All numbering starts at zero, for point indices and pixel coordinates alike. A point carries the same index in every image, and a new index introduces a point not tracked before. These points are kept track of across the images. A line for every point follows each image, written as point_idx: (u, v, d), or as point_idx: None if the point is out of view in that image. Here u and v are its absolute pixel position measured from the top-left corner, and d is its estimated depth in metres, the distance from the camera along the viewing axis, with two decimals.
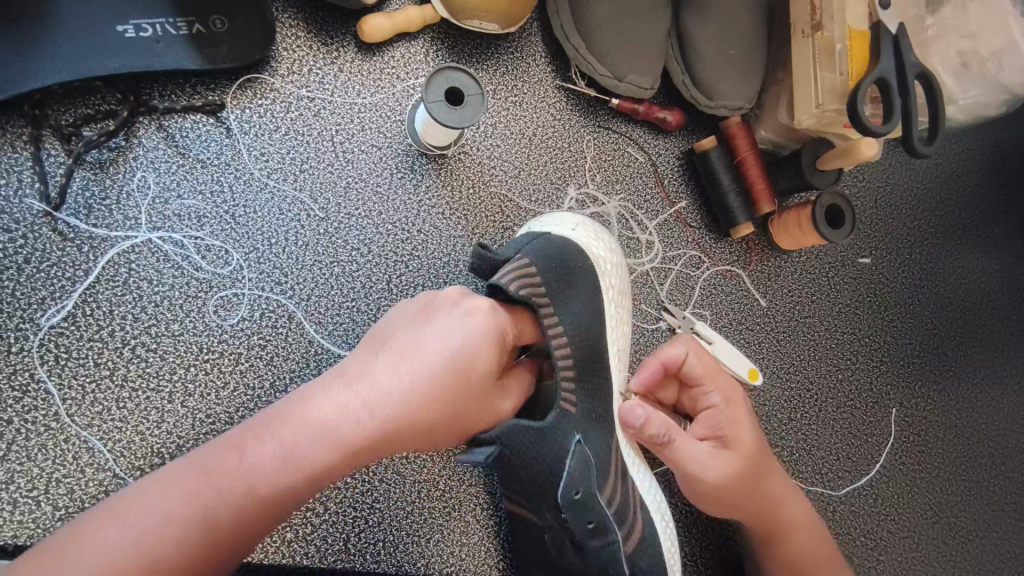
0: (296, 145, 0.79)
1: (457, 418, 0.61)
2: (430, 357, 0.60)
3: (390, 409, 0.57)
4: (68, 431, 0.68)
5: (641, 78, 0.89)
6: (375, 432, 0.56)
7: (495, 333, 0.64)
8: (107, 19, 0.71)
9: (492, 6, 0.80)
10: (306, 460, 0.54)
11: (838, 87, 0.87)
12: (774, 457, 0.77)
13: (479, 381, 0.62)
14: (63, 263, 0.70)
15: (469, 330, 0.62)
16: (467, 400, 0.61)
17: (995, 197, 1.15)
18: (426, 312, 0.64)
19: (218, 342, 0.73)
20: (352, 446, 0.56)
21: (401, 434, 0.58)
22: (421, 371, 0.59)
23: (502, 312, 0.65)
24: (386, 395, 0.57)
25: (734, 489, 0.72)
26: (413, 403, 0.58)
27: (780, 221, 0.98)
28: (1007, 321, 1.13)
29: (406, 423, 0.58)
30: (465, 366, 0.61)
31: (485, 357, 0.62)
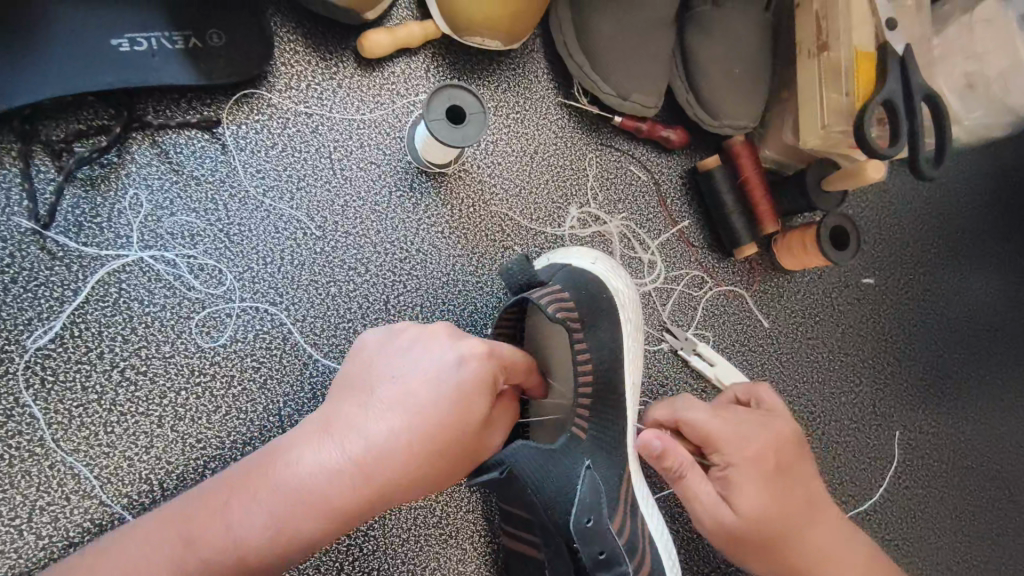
0: (293, 162, 0.78)
1: (453, 465, 0.58)
2: (421, 407, 0.56)
3: (381, 464, 0.54)
4: (54, 457, 0.66)
5: (646, 96, 0.88)
6: (365, 491, 0.53)
7: (490, 376, 0.60)
8: (101, 33, 0.69)
9: (495, 21, 0.79)
10: (293, 524, 0.52)
11: (844, 108, 0.86)
12: (802, 504, 0.70)
13: (475, 426, 0.58)
14: (52, 283, 0.68)
15: (463, 375, 0.58)
16: (462, 445, 0.57)
17: (999, 217, 1.14)
18: (417, 354, 0.60)
19: (209, 364, 0.71)
20: (342, 504, 0.53)
21: (394, 489, 0.55)
22: (411, 423, 0.55)
23: (497, 352, 0.61)
24: (374, 451, 0.54)
25: (744, 535, 0.68)
26: (403, 458, 0.54)
27: (785, 243, 0.97)
28: (1011, 343, 1.11)
29: (397, 479, 0.54)
30: (459, 414, 0.57)
31: (480, 401, 0.58)
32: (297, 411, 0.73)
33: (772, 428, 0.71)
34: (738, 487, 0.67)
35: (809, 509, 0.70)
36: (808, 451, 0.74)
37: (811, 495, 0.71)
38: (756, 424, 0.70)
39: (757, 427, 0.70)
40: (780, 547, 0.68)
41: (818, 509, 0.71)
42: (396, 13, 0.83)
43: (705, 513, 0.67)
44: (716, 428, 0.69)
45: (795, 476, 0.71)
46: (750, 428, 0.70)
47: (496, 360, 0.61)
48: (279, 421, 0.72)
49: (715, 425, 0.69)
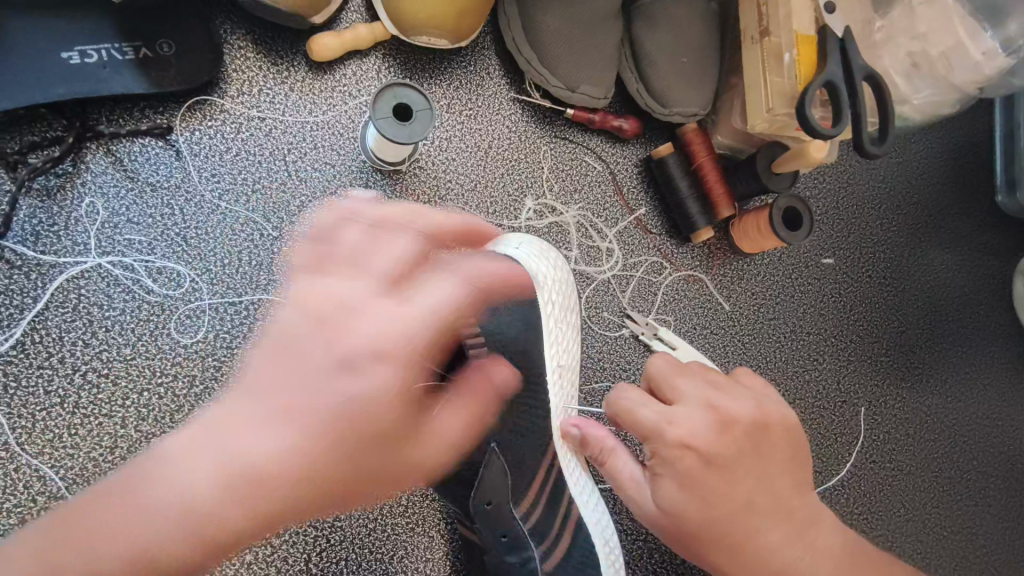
0: (247, 165, 0.79)
1: (359, 431, 0.55)
2: (259, 378, 0.55)
3: (232, 454, 0.53)
4: (19, 461, 0.67)
5: (593, 87, 0.91)
6: (330, 466, 0.54)
7: (399, 278, 0.59)
8: (50, 46, 0.71)
9: (430, 20, 0.81)
10: (177, 495, 0.52)
11: (786, 92, 0.88)
12: (767, 499, 0.67)
13: (338, 366, 0.55)
14: (11, 291, 0.70)
15: (314, 298, 0.57)
16: (327, 403, 0.54)
17: (954, 195, 1.16)
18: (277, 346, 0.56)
19: (170, 366, 0.73)
20: (241, 496, 0.53)
21: (323, 479, 0.54)
22: (257, 403, 0.55)
23: (382, 260, 0.59)
24: (220, 445, 0.53)
25: (698, 530, 0.65)
26: (264, 454, 0.53)
27: (741, 226, 0.99)
28: (974, 317, 1.13)
29: (275, 461, 0.53)
30: (316, 407, 0.54)
31: (370, 343, 0.56)
32: None
33: (731, 416, 0.67)
34: (694, 480, 0.65)
35: (774, 507, 0.67)
36: (787, 440, 0.70)
37: (781, 489, 0.68)
38: (712, 411, 0.67)
39: (714, 417, 0.67)
40: (739, 544, 0.66)
41: (786, 505, 0.68)
42: (346, 16, 0.85)
43: (632, 497, 0.69)
44: (655, 414, 0.67)
45: (764, 470, 0.67)
46: (702, 412, 0.67)
47: (391, 283, 0.59)
48: None
49: (654, 415, 0.67)
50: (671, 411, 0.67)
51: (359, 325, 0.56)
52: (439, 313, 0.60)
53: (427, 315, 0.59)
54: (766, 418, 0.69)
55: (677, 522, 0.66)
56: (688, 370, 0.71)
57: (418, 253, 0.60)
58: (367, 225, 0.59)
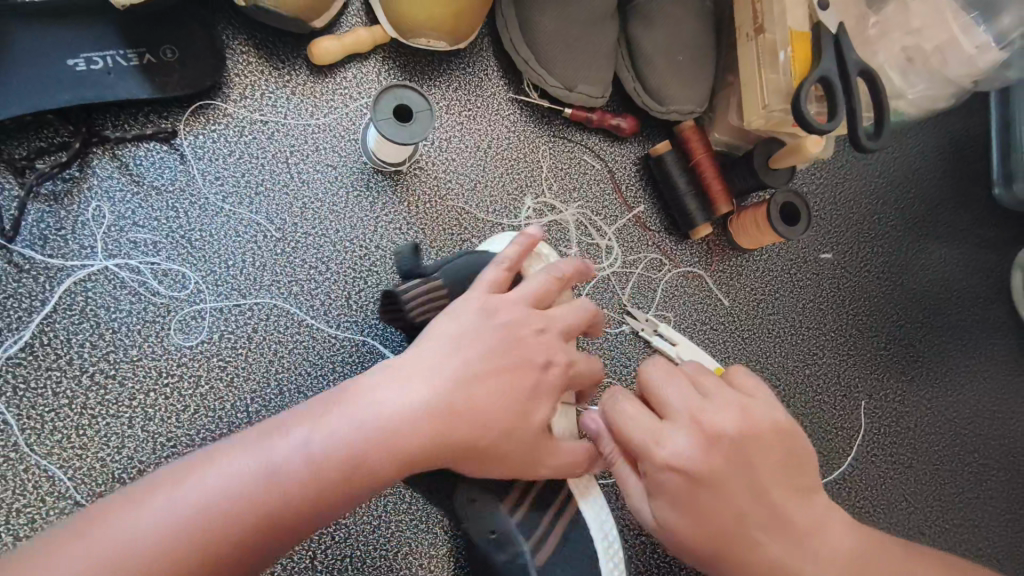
0: (251, 168, 0.81)
1: (464, 428, 0.59)
2: (449, 355, 0.61)
3: (417, 420, 0.57)
4: (29, 461, 0.68)
5: (591, 87, 0.92)
6: (435, 441, 0.58)
7: (534, 330, 0.66)
8: (56, 53, 0.73)
9: (428, 21, 0.82)
10: (355, 445, 0.55)
11: (781, 88, 0.88)
12: (761, 513, 0.64)
13: (514, 389, 0.62)
14: (20, 294, 0.71)
15: (506, 329, 0.64)
16: (517, 385, 0.63)
17: (951, 190, 1.17)
18: (490, 323, 0.64)
19: (176, 366, 0.74)
20: (396, 449, 0.57)
21: (400, 451, 0.57)
22: (463, 366, 0.61)
23: (543, 312, 0.68)
24: (363, 407, 0.57)
25: (694, 546, 0.64)
26: (423, 414, 0.58)
27: (739, 222, 1.00)
28: (973, 310, 1.14)
29: (392, 427, 0.57)
30: (438, 380, 0.60)
31: (547, 361, 0.65)
32: (264, 408, 0.75)
33: (715, 433, 0.64)
34: (678, 501, 0.63)
35: (770, 520, 0.64)
36: (781, 443, 0.66)
37: (776, 502, 0.64)
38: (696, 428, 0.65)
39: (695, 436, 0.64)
40: (740, 561, 0.64)
41: (784, 517, 0.65)
42: (345, 20, 0.86)
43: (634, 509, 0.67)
44: (643, 431, 0.65)
45: (756, 483, 0.64)
46: (690, 425, 0.65)
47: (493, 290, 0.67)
48: (248, 416, 0.75)
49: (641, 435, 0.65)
50: (654, 429, 0.65)
51: (536, 350, 0.65)
52: (563, 365, 0.67)
53: (561, 374, 0.66)
54: (755, 430, 0.66)
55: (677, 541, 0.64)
56: (680, 378, 0.69)
57: (589, 314, 0.71)
58: (554, 279, 0.70)
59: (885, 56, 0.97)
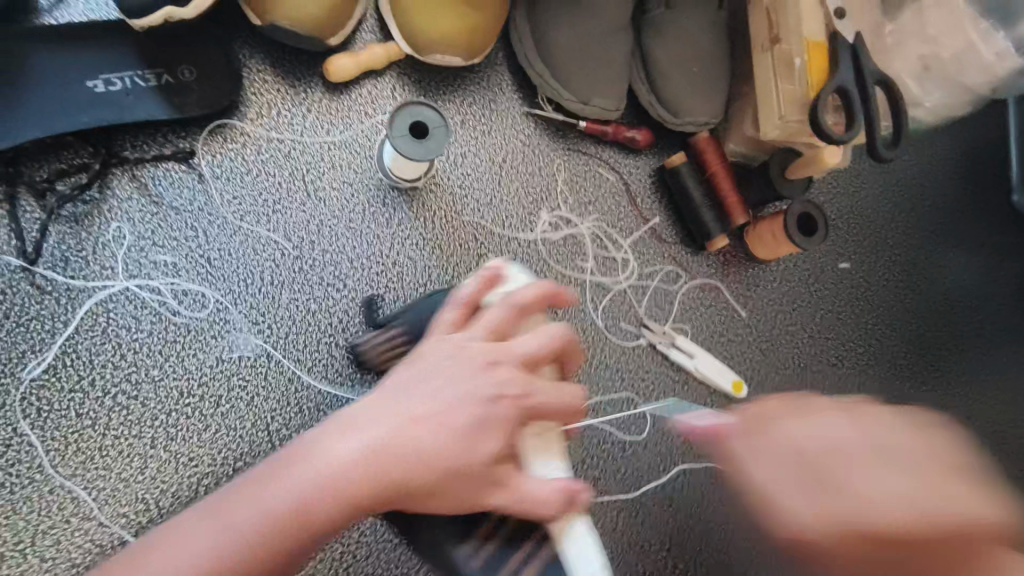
0: (268, 186, 0.81)
1: (411, 474, 0.56)
2: (416, 393, 0.58)
3: (393, 462, 0.55)
4: (52, 483, 0.68)
5: (607, 100, 0.92)
6: (378, 487, 0.55)
7: (486, 363, 0.61)
8: (77, 77, 0.73)
9: (439, 32, 0.83)
10: (327, 495, 0.54)
11: (798, 98, 0.88)
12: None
13: (454, 425, 0.58)
14: (42, 316, 0.72)
15: (452, 364, 0.61)
16: (458, 420, 0.58)
17: (970, 196, 1.16)
18: (446, 360, 0.61)
19: (197, 386, 0.74)
20: (371, 493, 0.55)
21: (377, 494, 0.55)
22: (429, 404, 0.58)
23: (499, 343, 0.63)
24: (312, 460, 0.55)
25: None
26: (400, 454, 0.55)
27: (756, 233, 0.99)
28: (994, 319, 1.13)
29: (332, 478, 0.54)
30: (409, 418, 0.57)
31: (497, 393, 0.60)
32: (285, 427, 0.75)
33: (798, 521, 0.61)
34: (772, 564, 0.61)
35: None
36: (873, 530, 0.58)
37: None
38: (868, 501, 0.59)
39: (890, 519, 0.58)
40: None
41: None
42: (360, 37, 0.87)
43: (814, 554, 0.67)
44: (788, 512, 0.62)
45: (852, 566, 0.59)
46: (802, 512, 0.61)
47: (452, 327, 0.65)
48: (268, 436, 0.74)
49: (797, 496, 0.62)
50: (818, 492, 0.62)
51: (489, 381, 0.60)
52: (512, 402, 0.60)
53: (509, 412, 0.59)
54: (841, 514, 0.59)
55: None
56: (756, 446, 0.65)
57: (553, 341, 0.64)
58: (511, 308, 0.64)
59: (902, 64, 0.97)
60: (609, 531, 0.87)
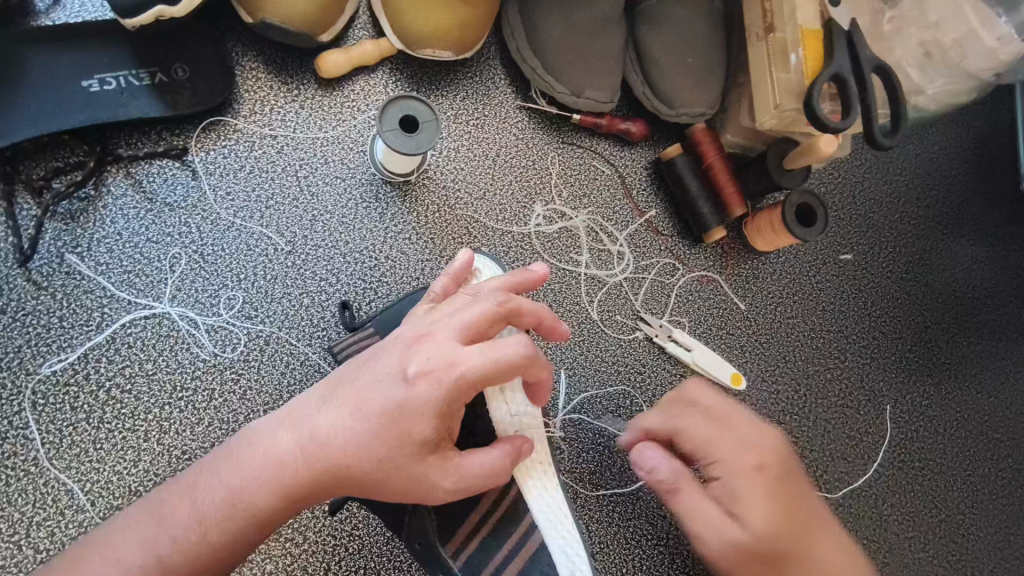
0: (261, 182, 0.81)
1: (334, 461, 0.56)
2: (348, 379, 0.60)
3: (320, 448, 0.57)
4: (47, 475, 0.70)
5: (600, 92, 0.91)
6: (309, 471, 0.57)
7: (417, 340, 0.60)
8: (72, 76, 0.75)
9: (427, 24, 0.83)
10: (256, 483, 0.57)
11: (793, 88, 0.87)
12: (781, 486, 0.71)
13: (379, 407, 0.57)
14: (38, 311, 0.73)
15: (385, 347, 0.61)
16: (383, 405, 0.57)
17: (979, 185, 1.14)
18: (388, 340, 0.62)
19: (191, 379, 0.75)
20: (298, 480, 0.57)
21: (306, 480, 0.57)
22: (357, 389, 0.59)
23: (440, 321, 0.61)
24: (247, 450, 0.58)
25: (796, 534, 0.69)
26: (327, 440, 0.57)
27: (754, 225, 0.98)
28: (1004, 310, 1.10)
29: (265, 466, 0.57)
30: (333, 404, 0.58)
31: (421, 370, 0.58)
32: None
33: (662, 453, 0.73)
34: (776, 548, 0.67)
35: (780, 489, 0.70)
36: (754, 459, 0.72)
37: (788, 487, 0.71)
38: (746, 456, 0.71)
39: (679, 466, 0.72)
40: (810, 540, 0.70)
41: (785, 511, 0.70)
42: (352, 33, 0.87)
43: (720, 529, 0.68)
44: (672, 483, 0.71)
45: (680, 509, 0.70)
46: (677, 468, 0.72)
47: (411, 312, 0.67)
48: None
49: (711, 506, 0.69)
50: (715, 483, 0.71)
51: (415, 358, 0.59)
52: (437, 376, 0.57)
53: (435, 387, 0.57)
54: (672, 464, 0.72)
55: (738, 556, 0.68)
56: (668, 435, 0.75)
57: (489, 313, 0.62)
58: (467, 296, 0.65)
59: (901, 51, 0.95)
60: (605, 525, 0.87)
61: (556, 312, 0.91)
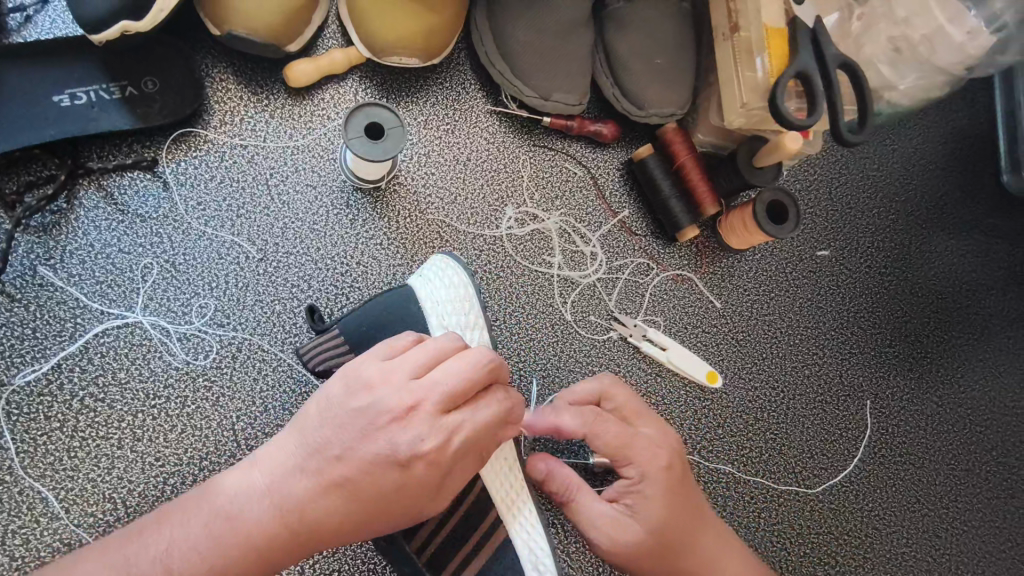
0: (232, 191, 0.83)
1: (329, 517, 0.58)
2: (337, 437, 0.59)
3: (313, 505, 0.58)
4: (22, 484, 0.71)
5: (568, 95, 0.93)
6: (300, 526, 0.57)
7: (406, 409, 0.58)
8: (42, 91, 0.76)
9: (384, 31, 0.84)
10: (246, 536, 0.56)
11: (759, 86, 0.87)
12: (675, 488, 0.75)
13: (373, 473, 0.58)
14: (12, 323, 0.74)
15: (366, 420, 0.58)
16: (377, 469, 0.58)
17: (957, 179, 1.14)
18: (372, 397, 0.59)
19: (164, 387, 0.76)
20: (291, 533, 0.57)
21: (301, 533, 0.58)
22: (347, 450, 0.58)
23: (425, 383, 0.59)
24: (233, 502, 0.58)
25: (682, 529, 0.74)
26: (323, 499, 0.58)
27: (727, 223, 0.98)
28: (986, 303, 1.10)
29: (259, 541, 0.56)
30: (325, 463, 0.58)
31: (415, 451, 0.58)
32: (250, 426, 0.77)
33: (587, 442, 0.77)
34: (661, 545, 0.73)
35: (673, 489, 0.75)
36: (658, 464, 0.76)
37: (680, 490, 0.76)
38: (655, 459, 0.75)
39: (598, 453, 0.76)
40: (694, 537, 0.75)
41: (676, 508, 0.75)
42: (321, 42, 0.89)
43: (605, 525, 0.74)
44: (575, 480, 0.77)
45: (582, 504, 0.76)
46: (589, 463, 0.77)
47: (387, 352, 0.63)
48: (232, 435, 0.76)
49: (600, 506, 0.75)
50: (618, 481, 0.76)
51: (409, 436, 0.58)
52: (432, 451, 0.58)
53: (431, 463, 0.58)
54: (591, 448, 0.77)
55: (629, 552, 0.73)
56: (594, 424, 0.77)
57: (478, 374, 0.60)
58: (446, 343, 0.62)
59: (871, 47, 0.95)
60: (580, 525, 0.87)
61: (529, 313, 0.92)
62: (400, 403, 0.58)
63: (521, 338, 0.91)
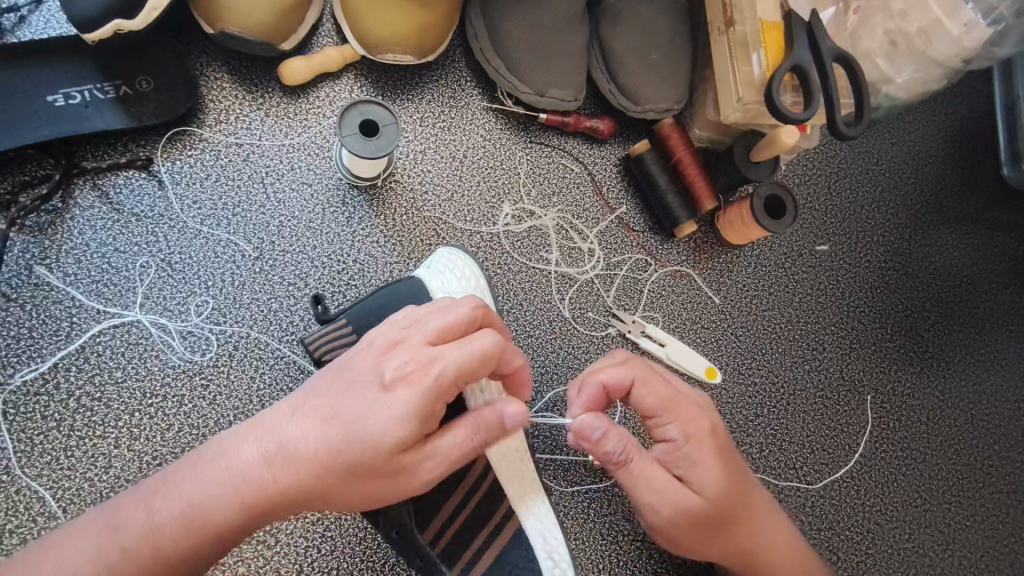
0: (227, 190, 0.83)
1: (315, 457, 0.57)
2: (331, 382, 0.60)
3: (302, 445, 0.58)
4: (19, 483, 0.71)
5: (563, 91, 0.92)
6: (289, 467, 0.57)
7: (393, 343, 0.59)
8: (36, 91, 0.76)
9: (376, 26, 0.84)
10: (238, 475, 0.58)
11: (755, 81, 0.87)
12: (726, 453, 0.73)
13: (358, 408, 0.57)
14: (8, 322, 0.74)
15: (358, 359, 0.60)
16: (360, 403, 0.57)
17: (956, 172, 1.13)
18: (368, 343, 0.61)
19: (161, 386, 0.76)
20: (281, 474, 0.58)
21: (289, 474, 0.58)
22: (337, 390, 0.59)
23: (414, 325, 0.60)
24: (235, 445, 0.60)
25: (734, 497, 0.73)
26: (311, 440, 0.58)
27: (725, 218, 0.98)
28: (987, 297, 1.10)
29: (252, 478, 0.58)
30: (317, 405, 0.59)
31: (395, 375, 0.57)
32: None
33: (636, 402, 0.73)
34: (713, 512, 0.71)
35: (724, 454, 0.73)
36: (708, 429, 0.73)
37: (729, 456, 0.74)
38: (704, 424, 0.73)
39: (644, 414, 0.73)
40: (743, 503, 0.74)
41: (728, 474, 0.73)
42: (316, 40, 0.88)
43: (662, 493, 0.70)
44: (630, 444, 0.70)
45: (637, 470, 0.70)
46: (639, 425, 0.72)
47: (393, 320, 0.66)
48: None
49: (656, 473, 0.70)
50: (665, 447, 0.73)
51: (392, 363, 0.58)
52: (412, 374, 0.56)
53: (411, 386, 0.56)
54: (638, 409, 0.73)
55: (683, 518, 0.71)
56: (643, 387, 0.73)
57: (465, 314, 0.60)
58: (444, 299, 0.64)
59: (867, 40, 0.95)
60: (580, 521, 0.87)
61: (527, 311, 0.92)
62: (392, 343, 0.59)
63: (519, 335, 0.91)
